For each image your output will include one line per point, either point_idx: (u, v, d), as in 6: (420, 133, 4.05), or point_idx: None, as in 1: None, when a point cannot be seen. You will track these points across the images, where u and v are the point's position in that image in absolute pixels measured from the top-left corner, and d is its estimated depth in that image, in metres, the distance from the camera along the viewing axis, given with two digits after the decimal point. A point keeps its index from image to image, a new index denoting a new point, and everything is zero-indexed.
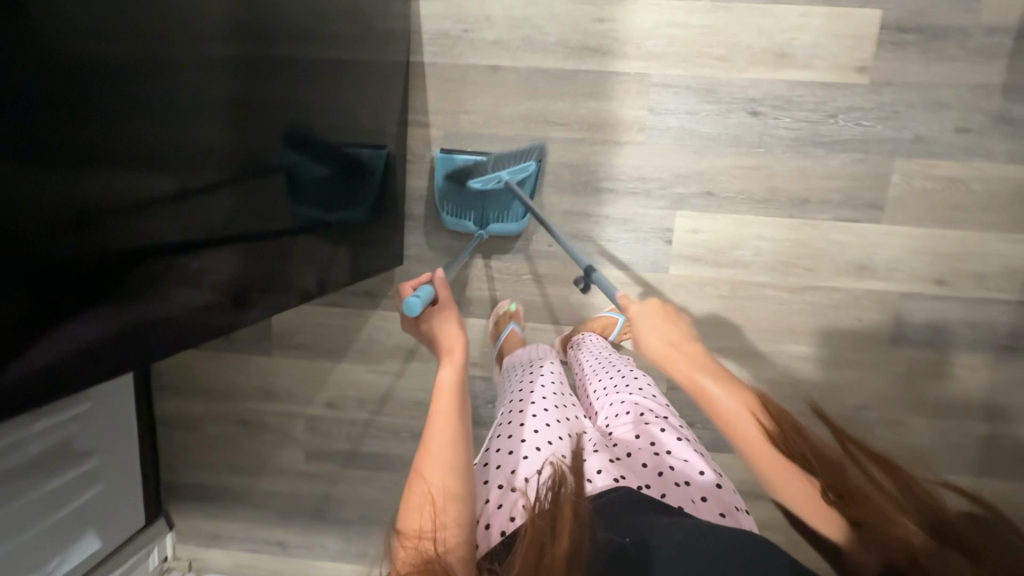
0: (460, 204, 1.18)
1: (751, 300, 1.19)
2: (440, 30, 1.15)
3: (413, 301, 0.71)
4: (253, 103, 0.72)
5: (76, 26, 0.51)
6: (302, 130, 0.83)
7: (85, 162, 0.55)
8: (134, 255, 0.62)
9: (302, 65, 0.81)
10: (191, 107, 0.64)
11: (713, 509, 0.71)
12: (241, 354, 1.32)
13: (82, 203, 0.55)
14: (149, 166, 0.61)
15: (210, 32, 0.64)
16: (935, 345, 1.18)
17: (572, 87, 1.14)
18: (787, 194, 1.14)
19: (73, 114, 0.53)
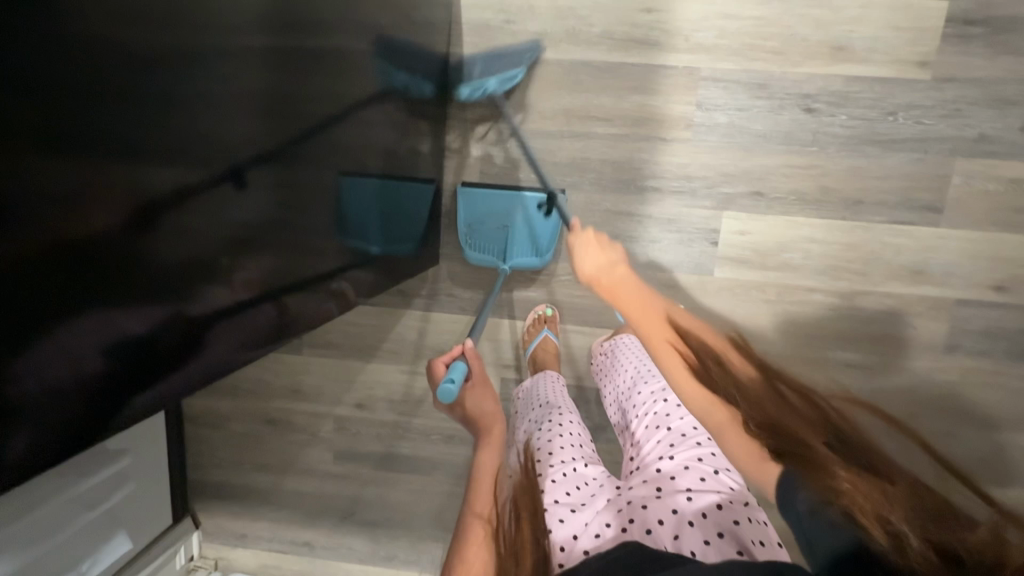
0: (484, 239, 1.16)
1: (798, 305, 1.15)
2: (480, 21, 1.11)
3: (447, 386, 0.67)
4: (288, 96, 0.70)
5: (108, 10, 0.47)
6: (335, 125, 0.81)
7: (132, 193, 0.54)
8: (169, 253, 0.59)
9: (331, 71, 0.77)
10: (227, 98, 0.61)
11: (730, 548, 0.64)
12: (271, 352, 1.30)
13: (113, 198, 0.52)
14: (183, 158, 0.58)
15: (247, 20, 0.61)
16: (990, 353, 1.14)
17: (617, 81, 1.10)
18: (840, 194, 1.10)
19: (105, 103, 0.49)
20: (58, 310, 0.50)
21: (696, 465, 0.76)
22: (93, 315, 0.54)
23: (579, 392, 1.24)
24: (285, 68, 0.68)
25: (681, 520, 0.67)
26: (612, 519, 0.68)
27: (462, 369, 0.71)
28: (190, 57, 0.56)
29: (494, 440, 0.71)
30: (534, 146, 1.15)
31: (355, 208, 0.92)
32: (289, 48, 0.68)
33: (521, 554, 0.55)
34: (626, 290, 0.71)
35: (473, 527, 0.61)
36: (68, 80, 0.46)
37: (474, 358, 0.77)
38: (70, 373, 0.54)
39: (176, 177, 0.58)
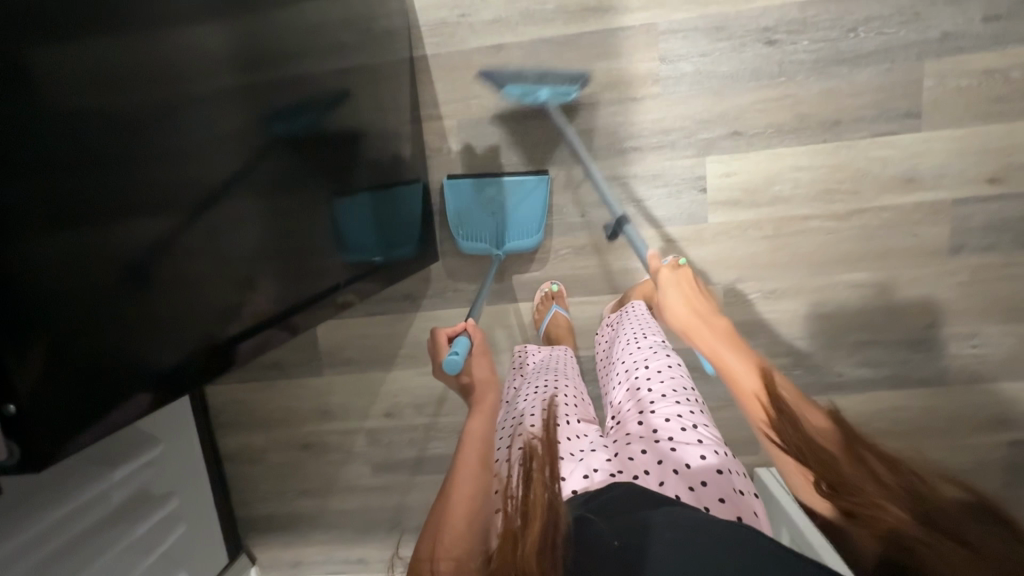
0: (474, 226, 1.18)
1: (797, 236, 1.16)
2: (437, 20, 1.14)
3: (452, 357, 0.71)
4: (267, 128, 0.75)
5: (79, 81, 0.53)
6: (319, 143, 0.85)
7: (137, 239, 0.59)
8: (181, 296, 0.65)
9: (303, 94, 0.81)
10: (207, 141, 0.67)
11: (711, 495, 0.66)
12: (294, 379, 1.33)
13: (119, 252, 0.58)
14: (175, 205, 0.63)
15: (212, 63, 0.67)
16: (999, 247, 1.13)
17: (579, 51, 1.12)
18: (817, 118, 1.11)
19: (96, 166, 0.55)
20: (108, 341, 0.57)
21: (677, 417, 0.76)
22: (125, 345, 0.59)
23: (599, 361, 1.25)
24: (260, 100, 0.73)
25: (667, 469, 0.69)
26: (601, 465, 0.69)
27: (465, 344, 0.75)
28: (173, 105, 0.62)
29: (483, 408, 0.70)
30: (509, 129, 1.17)
31: (355, 220, 0.96)
32: (259, 83, 0.73)
33: (531, 514, 0.54)
34: (719, 325, 0.85)
35: (464, 471, 0.61)
36: (81, 139, 0.54)
37: (477, 333, 0.80)
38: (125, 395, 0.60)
39: (176, 221, 0.64)
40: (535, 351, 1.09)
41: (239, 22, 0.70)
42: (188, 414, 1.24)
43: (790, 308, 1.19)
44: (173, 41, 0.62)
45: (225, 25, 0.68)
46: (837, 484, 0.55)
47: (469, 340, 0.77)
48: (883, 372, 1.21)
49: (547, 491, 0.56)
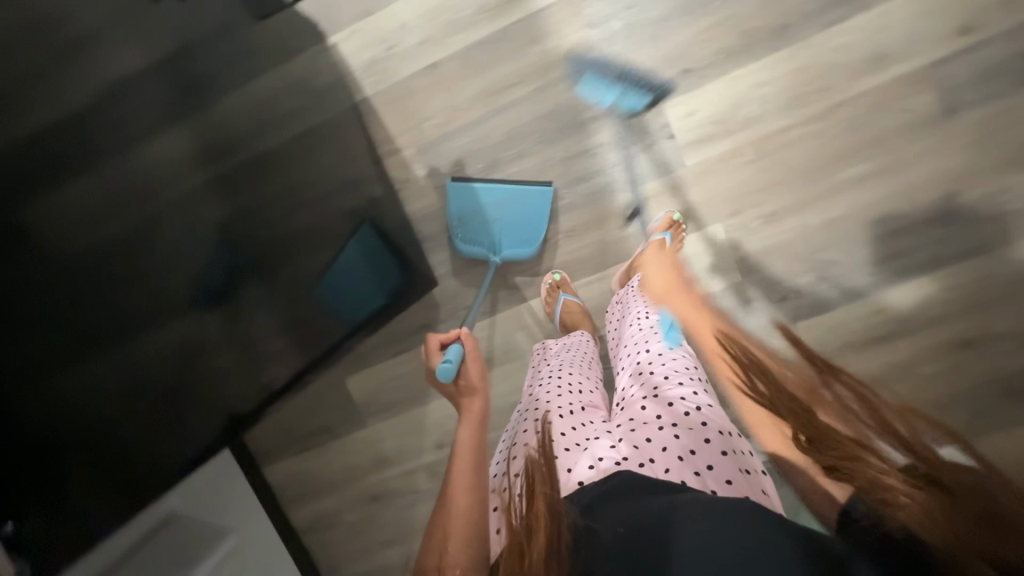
0: (472, 231, 1.17)
1: (782, 150, 1.12)
2: (369, 61, 1.17)
3: (444, 367, 0.75)
4: (247, 211, 0.87)
5: (79, 221, 0.63)
6: (293, 208, 0.95)
7: (160, 340, 0.74)
8: (197, 371, 0.81)
9: (270, 169, 0.93)
10: (199, 240, 0.78)
11: (718, 478, 0.64)
12: (342, 437, 1.36)
13: (147, 353, 0.72)
14: (185, 304, 0.77)
15: (183, 168, 0.77)
16: (998, 94, 1.06)
17: (510, 44, 1.12)
18: (764, 29, 1.07)
19: (113, 287, 0.67)
20: (118, 436, 0.72)
21: (680, 400, 0.73)
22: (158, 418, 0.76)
23: None
24: (229, 187, 0.85)
25: (670, 454, 0.67)
26: (607, 453, 0.68)
27: (457, 352, 0.77)
28: (160, 215, 0.73)
29: (474, 417, 0.71)
30: (467, 139, 1.17)
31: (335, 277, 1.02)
32: (226, 170, 0.85)
33: (534, 522, 0.53)
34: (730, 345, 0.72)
35: (458, 479, 0.64)
36: (85, 275, 0.64)
37: (470, 339, 0.80)
38: (125, 474, 0.75)
39: (187, 317, 0.77)
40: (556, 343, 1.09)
41: (195, 122, 0.80)
42: (251, 500, 1.30)
43: (799, 223, 1.15)
44: (147, 160, 0.72)
45: (186, 126, 0.79)
46: (817, 438, 0.53)
47: (461, 347, 0.78)
48: (919, 257, 1.14)
49: (551, 498, 0.56)
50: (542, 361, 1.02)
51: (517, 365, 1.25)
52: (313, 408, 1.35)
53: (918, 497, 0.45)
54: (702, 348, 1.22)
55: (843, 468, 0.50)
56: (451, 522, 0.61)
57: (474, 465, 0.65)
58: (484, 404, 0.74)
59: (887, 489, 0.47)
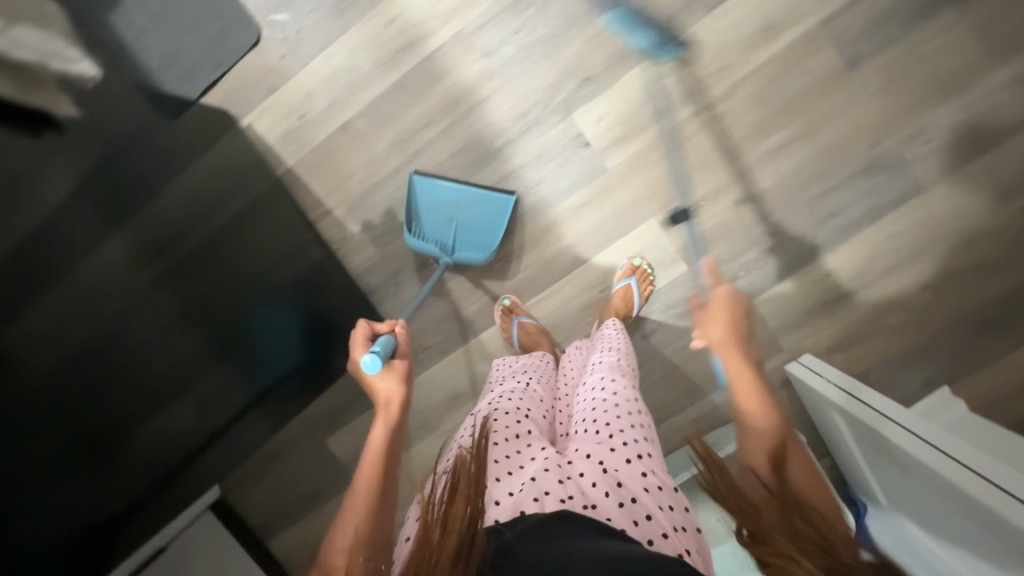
0: (428, 227, 1.16)
1: (697, 135, 1.13)
2: (284, 133, 1.20)
3: (371, 357, 0.80)
4: (195, 300, 0.97)
5: (41, 341, 0.75)
6: (240, 291, 1.05)
7: (119, 427, 0.86)
8: (155, 444, 0.94)
9: (221, 255, 1.03)
10: (155, 335, 0.90)
11: (655, 532, 0.66)
12: (335, 499, 1.36)
13: (110, 437, 0.85)
14: (145, 395, 0.88)
15: (130, 272, 0.88)
16: (892, 39, 1.07)
17: (413, 89, 1.15)
18: (651, 25, 1.09)
19: (78, 393, 0.79)
20: (98, 492, 0.87)
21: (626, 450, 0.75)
22: (117, 483, 0.90)
23: None
24: (176, 280, 0.95)
25: (612, 501, 0.68)
26: (553, 487, 0.68)
27: (386, 343, 0.84)
28: (121, 319, 0.85)
29: (388, 414, 0.79)
30: (392, 187, 1.20)
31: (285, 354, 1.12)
32: (170, 263, 0.95)
33: (449, 522, 0.56)
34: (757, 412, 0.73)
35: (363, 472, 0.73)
36: (57, 385, 0.77)
37: (402, 335, 0.88)
38: (96, 523, 0.90)
39: (146, 407, 0.89)
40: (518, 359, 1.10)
41: (132, 228, 0.90)
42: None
43: (731, 201, 1.15)
44: (98, 276, 0.83)
45: (123, 236, 0.88)
46: (758, 536, 0.54)
47: (393, 340, 0.86)
48: (854, 213, 1.14)
49: (473, 499, 0.58)
50: (493, 382, 1.03)
51: None
52: (301, 476, 1.36)
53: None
54: (665, 343, 1.21)
55: (773, 562, 0.51)
56: (350, 512, 0.69)
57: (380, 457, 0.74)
58: (402, 397, 0.81)
59: None
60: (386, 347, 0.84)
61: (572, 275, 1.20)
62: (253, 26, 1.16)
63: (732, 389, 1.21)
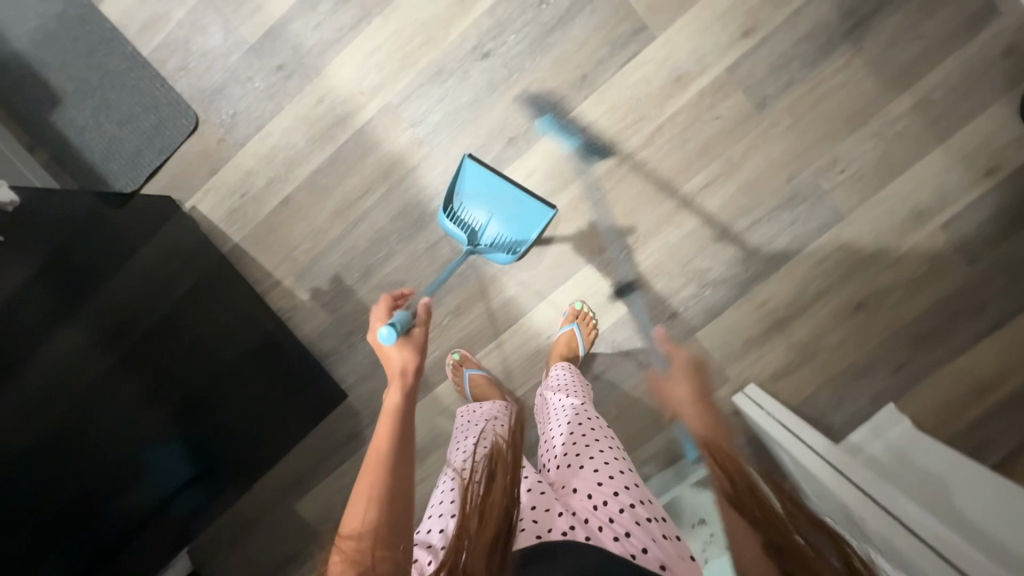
0: (466, 214, 1.14)
1: (622, 182, 1.17)
2: (228, 210, 1.25)
3: (388, 329, 0.80)
4: (164, 370, 1.01)
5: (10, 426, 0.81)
6: (208, 354, 1.09)
7: (89, 496, 0.90)
8: (132, 510, 0.98)
9: (190, 325, 1.08)
10: (123, 408, 0.94)
11: (652, 562, 0.63)
12: (306, 564, 1.36)
13: (82, 506, 0.90)
14: (112, 467, 0.93)
15: (96, 352, 0.93)
16: (794, 80, 1.13)
17: (348, 161, 1.20)
18: (566, 84, 1.15)
19: (45, 469, 0.85)
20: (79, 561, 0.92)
21: (608, 480, 0.74)
22: (99, 549, 0.95)
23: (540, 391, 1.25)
24: (138, 359, 0.98)
25: (607, 535, 0.65)
26: (555, 523, 0.66)
27: (403, 318, 0.83)
28: (90, 402, 0.90)
29: (404, 382, 0.77)
30: (336, 255, 1.24)
31: (258, 416, 1.15)
32: (137, 338, 0.99)
33: (487, 512, 0.57)
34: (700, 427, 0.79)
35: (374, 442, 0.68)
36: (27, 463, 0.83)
37: (423, 311, 0.86)
38: None
39: (117, 476, 0.93)
40: (487, 406, 1.04)
41: (94, 309, 0.94)
42: None
43: (662, 242, 1.19)
44: (62, 360, 0.88)
45: (86, 319, 0.93)
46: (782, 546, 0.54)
47: (408, 315, 0.85)
48: (782, 242, 1.18)
49: (510, 491, 0.60)
50: (459, 435, 0.98)
51: (447, 448, 1.27)
52: (272, 542, 1.37)
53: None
54: (615, 382, 1.23)
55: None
56: (362, 479, 0.64)
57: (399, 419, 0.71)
58: (418, 365, 0.80)
59: None
60: (403, 320, 0.83)
61: (519, 324, 1.24)
62: (189, 113, 1.20)
63: (685, 423, 1.23)
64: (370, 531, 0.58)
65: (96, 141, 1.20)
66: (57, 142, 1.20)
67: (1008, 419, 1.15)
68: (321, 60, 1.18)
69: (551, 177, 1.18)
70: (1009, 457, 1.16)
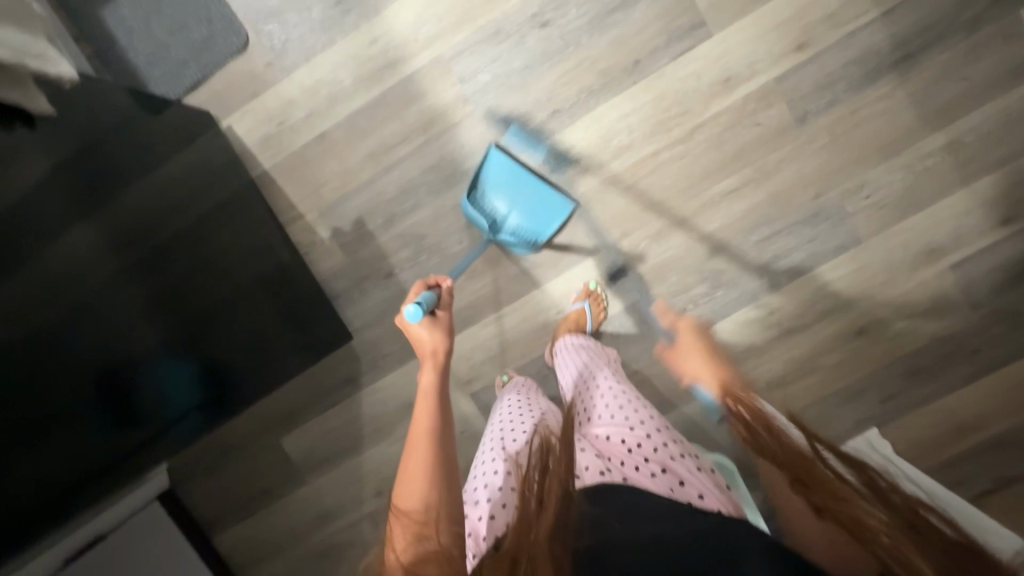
0: (487, 202, 1.19)
1: (656, 172, 1.19)
2: (262, 136, 1.25)
3: (414, 308, 0.82)
4: (173, 284, 0.98)
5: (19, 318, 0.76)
6: (219, 266, 1.07)
7: (96, 404, 0.88)
8: (137, 420, 0.97)
9: (203, 237, 1.06)
10: (133, 317, 0.91)
11: (691, 492, 0.75)
12: (284, 498, 1.38)
13: (87, 413, 0.87)
14: (120, 374, 0.90)
15: (102, 254, 0.88)
16: (837, 100, 1.16)
17: (391, 106, 1.21)
18: (617, 67, 1.16)
19: (54, 369, 0.81)
20: (78, 467, 0.89)
21: (639, 426, 0.84)
22: (98, 459, 0.92)
23: (540, 364, 1.27)
24: (148, 271, 0.94)
25: (645, 473, 0.77)
26: (592, 463, 0.77)
27: (429, 297, 0.85)
28: (96, 303, 0.86)
29: (437, 361, 0.81)
30: (363, 199, 1.25)
31: (266, 333, 1.15)
32: (145, 247, 0.94)
33: (546, 499, 0.60)
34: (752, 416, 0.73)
35: (418, 429, 0.72)
36: (38, 362, 0.79)
37: (445, 294, 0.90)
38: (69, 500, 0.91)
39: (127, 385, 0.92)
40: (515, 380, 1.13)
41: (102, 213, 0.89)
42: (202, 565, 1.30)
43: (685, 237, 1.21)
44: (65, 257, 0.83)
45: (93, 221, 0.88)
46: (808, 481, 0.60)
47: (433, 295, 0.87)
48: (799, 256, 1.20)
49: (563, 480, 0.62)
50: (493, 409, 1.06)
51: None
52: (252, 471, 1.38)
53: (894, 540, 0.52)
54: None
55: (828, 506, 0.57)
56: (408, 463, 0.69)
57: (435, 411, 0.73)
58: (447, 347, 0.83)
59: (867, 527, 0.54)
60: (430, 300, 0.85)
61: (531, 295, 1.25)
62: (241, 32, 1.20)
63: (673, 417, 1.26)
64: (426, 508, 0.65)
65: (143, 43, 1.19)
66: (104, 39, 1.19)
67: (978, 460, 1.20)
68: (381, 2, 1.18)
69: (586, 156, 1.19)
70: (974, 496, 1.21)
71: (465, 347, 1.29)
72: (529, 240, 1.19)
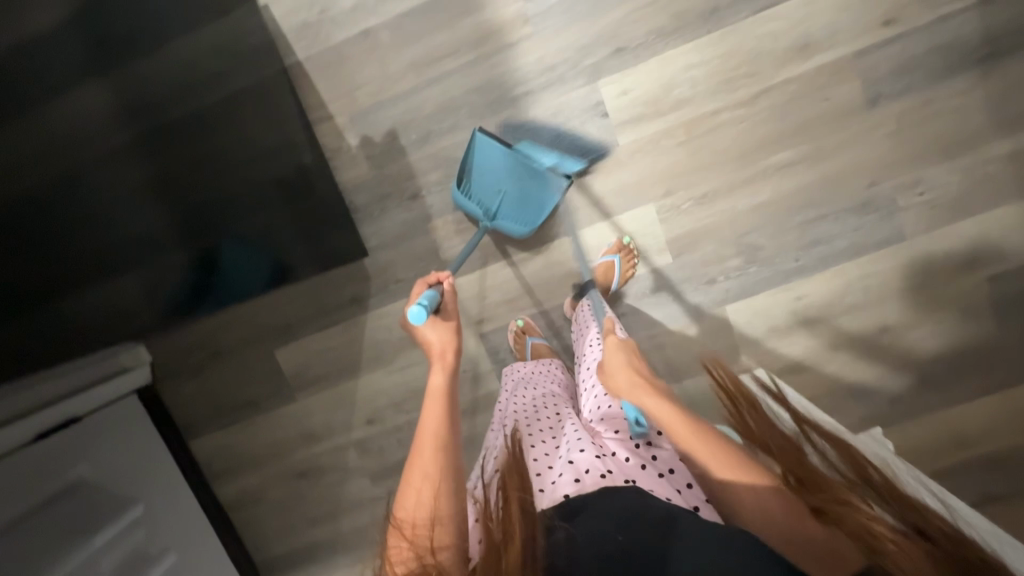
0: (479, 188, 1.13)
1: (712, 133, 1.13)
2: (300, 24, 1.15)
3: (417, 308, 0.76)
4: (178, 171, 0.88)
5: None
6: (234, 161, 0.97)
7: (72, 278, 0.81)
8: (117, 303, 0.91)
9: (226, 127, 0.96)
10: (128, 195, 0.83)
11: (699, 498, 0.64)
12: (269, 413, 1.33)
13: (61, 282, 0.81)
14: (104, 253, 0.83)
15: (108, 123, 0.79)
16: (913, 87, 1.11)
17: (446, 13, 1.12)
18: (693, 11, 1.09)
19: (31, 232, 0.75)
20: (49, 336, 0.84)
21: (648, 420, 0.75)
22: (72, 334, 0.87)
23: (557, 314, 1.23)
24: (156, 146, 0.85)
25: (650, 473, 0.67)
26: (591, 465, 0.66)
27: (433, 297, 0.80)
28: (90, 173, 0.78)
29: (446, 361, 0.75)
30: (400, 110, 1.17)
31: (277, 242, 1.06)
32: (158, 125, 0.85)
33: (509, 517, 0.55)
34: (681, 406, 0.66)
35: (425, 437, 0.66)
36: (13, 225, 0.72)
37: (451, 293, 0.84)
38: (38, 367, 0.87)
39: (109, 266, 0.85)
40: (522, 365, 1.06)
41: (117, 76, 0.79)
42: (174, 465, 1.26)
43: (729, 206, 1.16)
44: (67, 113, 0.74)
45: (108, 84, 0.78)
46: (808, 480, 0.52)
47: (436, 292, 0.81)
48: (839, 244, 1.17)
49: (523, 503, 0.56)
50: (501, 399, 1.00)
51: None
52: (238, 380, 1.32)
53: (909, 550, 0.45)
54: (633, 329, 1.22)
55: (830, 508, 0.50)
56: (410, 477, 0.63)
57: (438, 418, 0.67)
58: (457, 347, 0.77)
59: (877, 535, 0.46)
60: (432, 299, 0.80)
61: (559, 242, 1.20)
62: None
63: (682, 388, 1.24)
64: (427, 521, 0.60)
65: None
66: None
67: (974, 475, 1.21)
68: None
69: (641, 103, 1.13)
70: None
71: (482, 285, 1.23)
72: (525, 220, 1.15)
